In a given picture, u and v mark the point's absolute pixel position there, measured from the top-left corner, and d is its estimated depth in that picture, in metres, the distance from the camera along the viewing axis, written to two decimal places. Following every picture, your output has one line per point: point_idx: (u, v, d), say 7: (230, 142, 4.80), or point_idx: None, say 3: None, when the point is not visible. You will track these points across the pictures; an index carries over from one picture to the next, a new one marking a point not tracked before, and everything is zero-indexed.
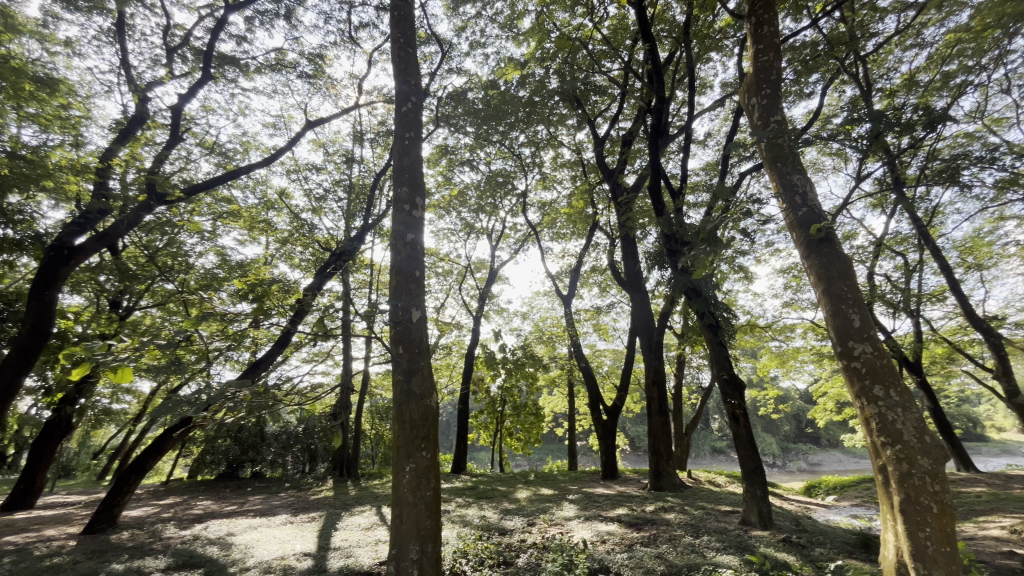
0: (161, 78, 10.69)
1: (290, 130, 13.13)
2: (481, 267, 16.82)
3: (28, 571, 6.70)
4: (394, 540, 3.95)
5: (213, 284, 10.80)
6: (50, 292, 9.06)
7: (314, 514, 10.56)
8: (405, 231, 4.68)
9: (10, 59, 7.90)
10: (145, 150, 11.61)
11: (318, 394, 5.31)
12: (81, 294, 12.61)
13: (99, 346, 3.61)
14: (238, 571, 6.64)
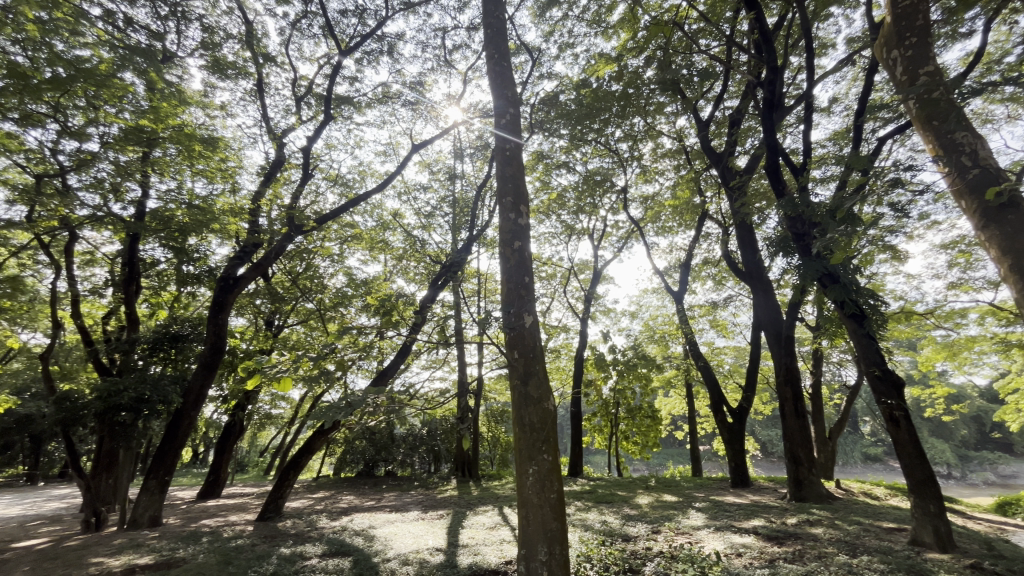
0: (293, 125, 12.29)
1: (399, 155, 14.24)
2: (585, 268, 16.63)
3: (220, 551, 8.03)
4: (522, 541, 4.03)
5: (344, 301, 12.06)
6: (222, 316, 10.77)
7: (441, 511, 11.22)
8: (512, 239, 4.77)
9: (184, 128, 9.62)
10: (284, 188, 13.39)
11: (442, 398, 5.65)
12: (244, 316, 14.87)
13: (267, 361, 4.28)
14: (381, 562, 7.29)
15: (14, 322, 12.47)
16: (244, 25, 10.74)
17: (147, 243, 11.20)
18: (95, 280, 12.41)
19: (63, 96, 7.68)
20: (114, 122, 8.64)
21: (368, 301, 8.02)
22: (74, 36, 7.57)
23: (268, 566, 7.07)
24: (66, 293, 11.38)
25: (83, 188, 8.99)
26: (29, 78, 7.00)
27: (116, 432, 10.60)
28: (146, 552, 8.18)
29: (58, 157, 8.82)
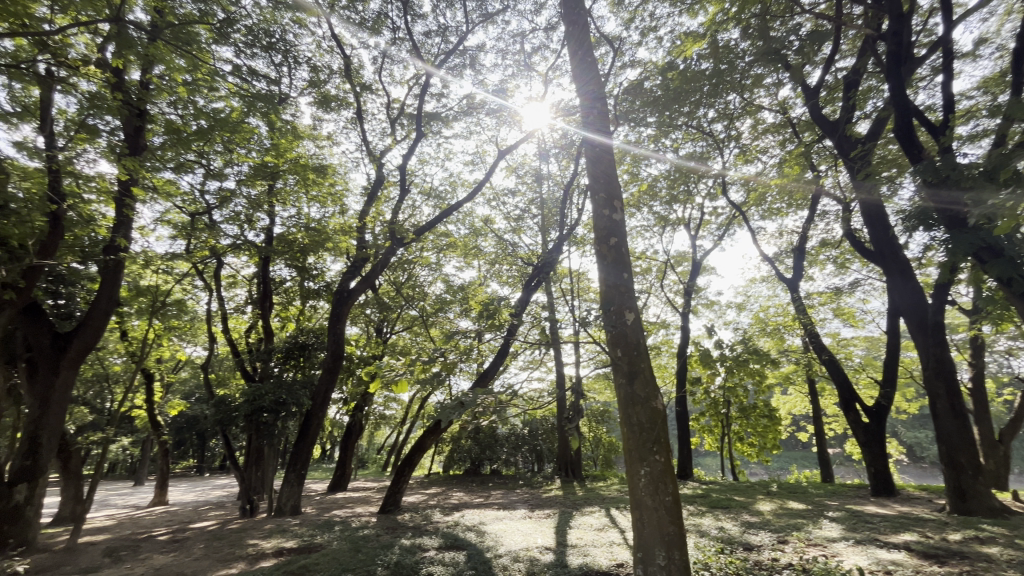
0: (390, 145, 13.21)
1: (486, 163, 14.64)
2: (683, 260, 15.78)
3: (350, 539, 8.85)
4: (639, 543, 3.92)
5: (444, 307, 12.66)
6: (340, 326, 11.85)
7: (548, 510, 11.30)
8: (608, 235, 4.68)
9: (300, 160, 10.78)
10: (385, 205, 14.43)
11: (545, 399, 5.70)
12: (358, 325, 16.23)
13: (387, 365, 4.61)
14: (493, 557, 7.52)
15: (181, 338, 14.79)
16: (343, 60, 11.79)
17: (276, 265, 12.68)
18: (238, 300, 14.33)
19: (206, 144, 9.00)
20: (245, 161, 9.92)
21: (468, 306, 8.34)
22: (211, 92, 8.83)
23: (392, 555, 7.65)
24: (217, 312, 13.28)
25: (225, 221, 10.45)
26: (182, 133, 8.32)
27: (261, 431, 12.07)
28: (291, 537, 9.28)
29: (205, 196, 10.35)
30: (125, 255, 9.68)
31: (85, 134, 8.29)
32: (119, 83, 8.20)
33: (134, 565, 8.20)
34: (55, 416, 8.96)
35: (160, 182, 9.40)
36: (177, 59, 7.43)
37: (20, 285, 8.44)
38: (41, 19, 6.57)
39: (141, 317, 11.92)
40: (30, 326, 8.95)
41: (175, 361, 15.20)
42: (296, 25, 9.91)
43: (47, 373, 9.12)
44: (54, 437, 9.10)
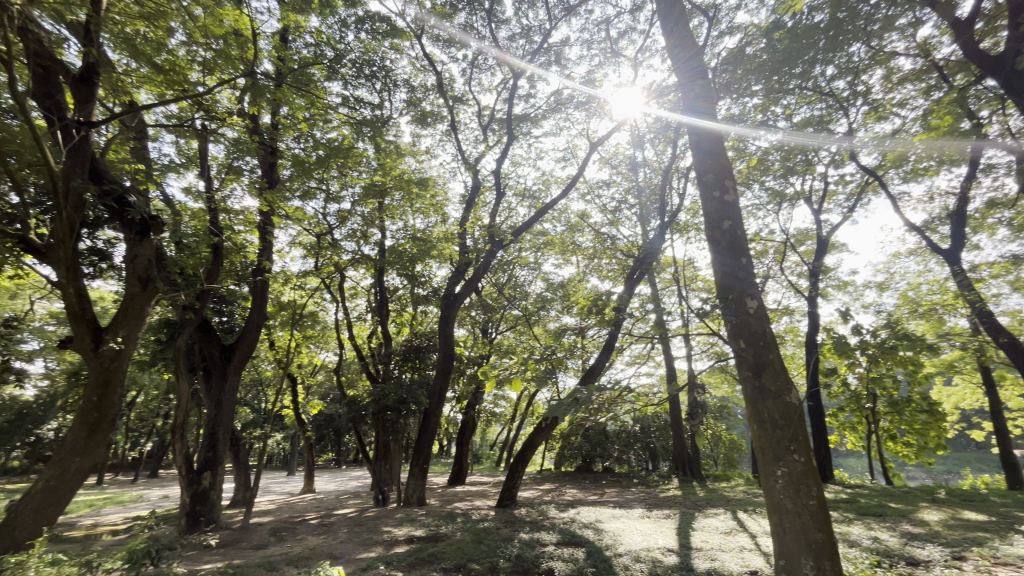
0: (483, 152, 13.66)
1: (579, 157, 14.47)
2: (805, 238, 14.17)
3: (472, 531, 9.30)
4: (780, 549, 3.59)
5: (546, 305, 12.74)
6: (449, 328, 12.51)
7: (668, 511, 10.85)
8: (720, 218, 4.37)
9: (404, 176, 11.57)
10: (483, 210, 14.93)
11: (658, 395, 5.45)
12: (465, 327, 16.98)
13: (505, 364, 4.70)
14: (613, 556, 7.40)
15: (316, 345, 16.67)
16: (435, 77, 12.43)
17: (389, 274, 13.72)
18: (360, 309, 15.77)
19: (325, 172, 10.03)
20: (358, 183, 10.90)
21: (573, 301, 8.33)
22: (326, 125, 9.82)
23: (512, 548, 7.88)
24: (344, 320, 14.75)
25: (345, 239, 11.56)
26: (305, 164, 9.36)
27: (387, 428, 13.16)
28: (419, 526, 10.00)
29: (327, 218, 11.55)
30: (269, 276, 11.14)
31: (232, 175, 9.71)
32: (255, 127, 9.48)
33: (293, 544, 9.43)
34: (228, 415, 10.66)
35: (291, 209, 10.69)
36: (298, 99, 8.39)
37: (196, 307, 10.14)
38: (196, 83, 7.81)
39: (284, 329, 13.66)
40: (204, 340, 10.73)
41: (312, 366, 17.18)
42: (393, 51, 10.65)
43: (220, 379, 10.86)
44: (228, 432, 10.81)
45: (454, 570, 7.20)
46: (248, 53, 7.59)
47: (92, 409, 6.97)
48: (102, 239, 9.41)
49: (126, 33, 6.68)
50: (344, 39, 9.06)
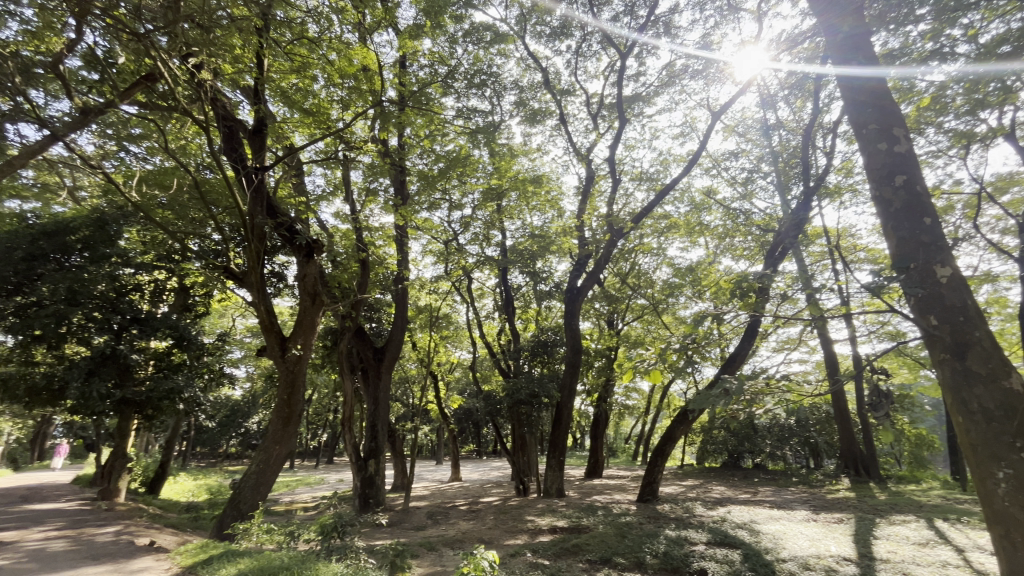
0: (595, 141, 13.42)
1: (699, 129, 13.42)
2: (1008, 184, 11.36)
3: (615, 524, 9.19)
4: (1009, 569, 2.92)
5: (675, 291, 12.03)
6: (574, 321, 12.54)
7: (839, 514, 9.56)
8: (891, 175, 3.68)
9: (518, 176, 11.84)
10: (599, 199, 14.64)
11: (818, 383, 4.81)
12: (590, 320, 16.85)
13: (638, 355, 4.55)
14: (776, 561, 6.75)
15: (452, 345, 17.90)
16: (541, 74, 12.51)
17: (512, 273, 14.16)
18: (487, 308, 16.53)
19: (447, 182, 10.70)
20: (477, 189, 11.44)
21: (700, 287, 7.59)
22: (444, 138, 10.46)
23: (659, 545, 7.59)
24: (474, 320, 15.60)
25: (469, 243, 12.22)
26: (429, 177, 10.07)
27: (523, 421, 13.60)
28: (561, 517, 10.18)
29: (452, 225, 12.33)
30: (406, 283, 12.25)
31: (371, 196, 10.86)
32: (385, 151, 10.49)
33: (448, 527, 10.26)
34: (384, 409, 11.97)
35: (421, 221, 11.60)
36: (419, 118, 9.05)
37: (351, 315, 11.55)
38: (336, 119, 8.85)
39: (423, 331, 14.93)
40: (360, 344, 12.18)
41: (450, 364, 18.49)
42: (500, 56, 10.95)
43: (375, 378, 12.24)
44: (385, 425, 12.14)
45: (600, 562, 7.19)
46: (375, 84, 8.39)
47: (284, 406, 8.35)
48: (278, 263, 11.19)
49: (282, 87, 7.83)
50: (455, 54, 9.55)
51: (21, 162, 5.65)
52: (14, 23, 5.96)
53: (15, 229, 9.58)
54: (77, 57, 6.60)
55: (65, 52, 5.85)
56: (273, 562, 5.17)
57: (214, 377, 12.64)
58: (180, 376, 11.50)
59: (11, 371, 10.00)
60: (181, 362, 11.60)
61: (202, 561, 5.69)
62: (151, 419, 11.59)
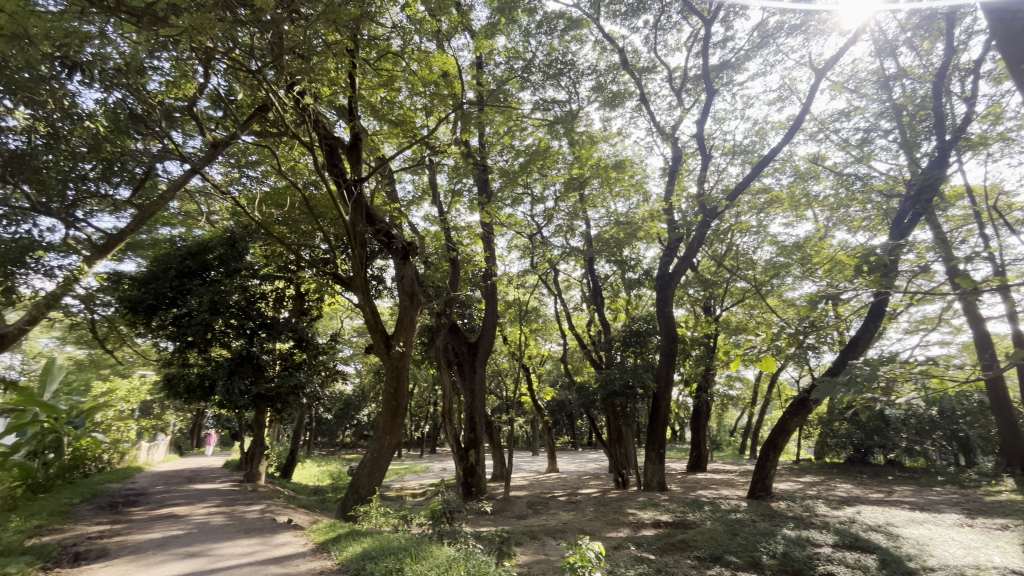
0: (680, 117, 12.70)
1: (799, 91, 12.13)
2: None
3: (724, 521, 8.70)
4: None
5: (781, 271, 11.06)
6: (667, 308, 12.04)
7: (1002, 521, 8.19)
8: None
9: (600, 163, 11.57)
10: (688, 179, 13.85)
11: (973, 368, 4.13)
12: (685, 307, 16.06)
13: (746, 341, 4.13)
14: (923, 570, 5.98)
15: (542, 337, 18.04)
16: (619, 55, 12.07)
17: (598, 263, 13.88)
18: (575, 300, 16.40)
19: (528, 177, 10.75)
20: (558, 180, 11.35)
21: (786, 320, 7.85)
22: (523, 133, 10.50)
23: (777, 545, 7.05)
24: (563, 312, 15.58)
25: (554, 235, 12.20)
26: (511, 173, 10.18)
27: (618, 413, 13.33)
28: (664, 511, 9.85)
29: (535, 219, 12.39)
30: (495, 278, 12.55)
31: (456, 197, 11.27)
32: (468, 152, 10.80)
33: (548, 517, 10.41)
34: (481, 402, 12.39)
35: (505, 217, 11.79)
36: (497, 116, 9.18)
37: (446, 312, 12.10)
38: (420, 126, 9.24)
39: (513, 325, 15.19)
40: (455, 340, 12.71)
41: (541, 356, 18.68)
42: (575, 42, 10.74)
43: (471, 372, 12.70)
44: (482, 417, 12.56)
45: (711, 560, 6.85)
46: (454, 88, 8.63)
47: (391, 399, 8.98)
48: (377, 268, 12.04)
49: (372, 103, 8.36)
50: (529, 48, 9.53)
51: (170, 195, 6.62)
52: (157, 76, 6.96)
53: (168, 252, 11.28)
54: (205, 98, 7.61)
55: (197, 95, 6.73)
56: (392, 542, 5.60)
57: (329, 373, 13.95)
58: (302, 373, 12.85)
59: (173, 373, 11.82)
60: (302, 361, 12.94)
61: (332, 538, 6.33)
62: (281, 412, 13.09)
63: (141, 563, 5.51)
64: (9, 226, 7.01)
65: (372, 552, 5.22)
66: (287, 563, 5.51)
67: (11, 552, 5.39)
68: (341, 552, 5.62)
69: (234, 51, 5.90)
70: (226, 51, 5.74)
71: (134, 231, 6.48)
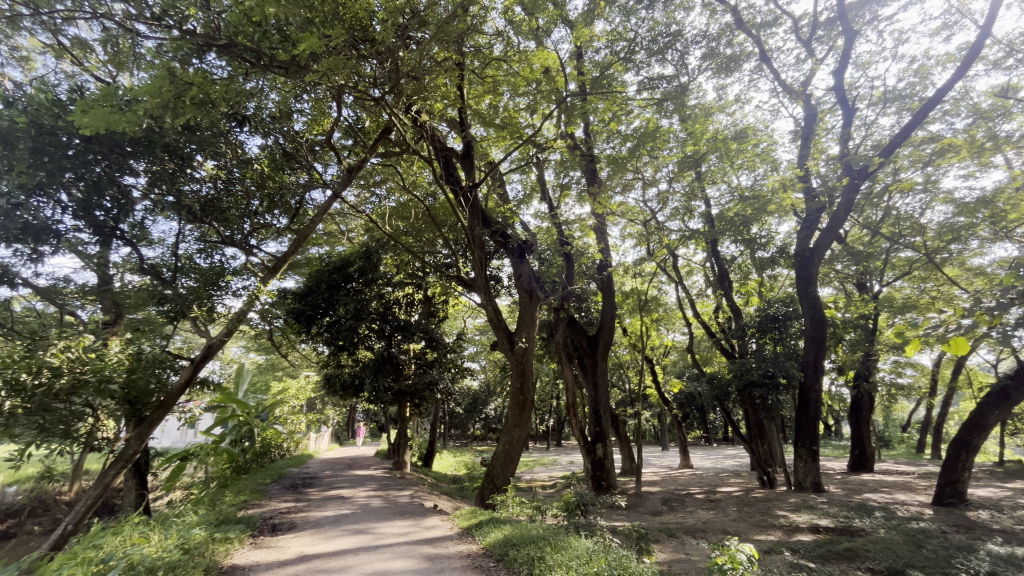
0: (812, 70, 11.19)
1: (974, 12, 9.90)
2: None
3: (903, 530, 7.49)
4: None
5: (961, 234, 9.18)
6: (811, 287, 11.11)
7: None
8: None
9: (717, 136, 10.66)
10: (827, 138, 12.14)
11: None
12: (833, 284, 14.13)
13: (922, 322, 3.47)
14: None
15: (664, 327, 17.24)
16: (732, 14, 11.00)
17: (722, 244, 12.80)
18: (699, 286, 15.35)
19: (638, 161, 10.31)
20: (670, 161, 10.72)
21: (976, 283, 7.96)
22: (629, 116, 10.10)
23: (980, 562, 5.89)
24: (685, 299, 14.69)
25: (670, 219, 11.55)
26: (619, 160, 9.85)
27: (758, 406, 12.19)
28: (823, 515, 8.78)
29: (649, 204, 11.82)
30: (610, 269, 12.28)
31: (565, 191, 11.25)
32: (574, 144, 10.71)
33: (685, 515, 9.93)
34: (605, 395, 12.21)
35: (616, 205, 11.47)
36: (601, 104, 8.96)
37: (563, 307, 12.17)
38: (526, 126, 9.36)
39: (633, 315, 14.71)
40: (574, 333, 12.73)
41: (664, 347, 17.88)
42: (680, 10, 10.01)
43: (592, 365, 12.59)
44: (607, 410, 12.36)
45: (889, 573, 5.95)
46: (557, 82, 8.61)
47: (518, 393, 9.27)
48: (493, 268, 12.55)
49: (479, 110, 8.71)
50: (630, 26, 9.11)
51: (318, 218, 7.57)
52: (300, 116, 7.98)
53: (318, 269, 12.98)
54: (340, 129, 8.58)
55: (332, 128, 7.65)
56: (530, 531, 5.79)
57: (458, 370, 14.89)
58: (435, 370, 13.88)
59: (330, 373, 13.54)
60: (434, 359, 13.94)
61: (475, 524, 6.75)
62: (420, 406, 14.28)
63: (321, 537, 6.45)
64: (205, 256, 8.52)
65: (513, 540, 5.46)
66: (438, 545, 6.02)
67: (229, 520, 6.67)
68: (484, 537, 5.97)
69: (359, 84, 6.53)
70: (355, 85, 6.39)
71: (294, 253, 7.55)
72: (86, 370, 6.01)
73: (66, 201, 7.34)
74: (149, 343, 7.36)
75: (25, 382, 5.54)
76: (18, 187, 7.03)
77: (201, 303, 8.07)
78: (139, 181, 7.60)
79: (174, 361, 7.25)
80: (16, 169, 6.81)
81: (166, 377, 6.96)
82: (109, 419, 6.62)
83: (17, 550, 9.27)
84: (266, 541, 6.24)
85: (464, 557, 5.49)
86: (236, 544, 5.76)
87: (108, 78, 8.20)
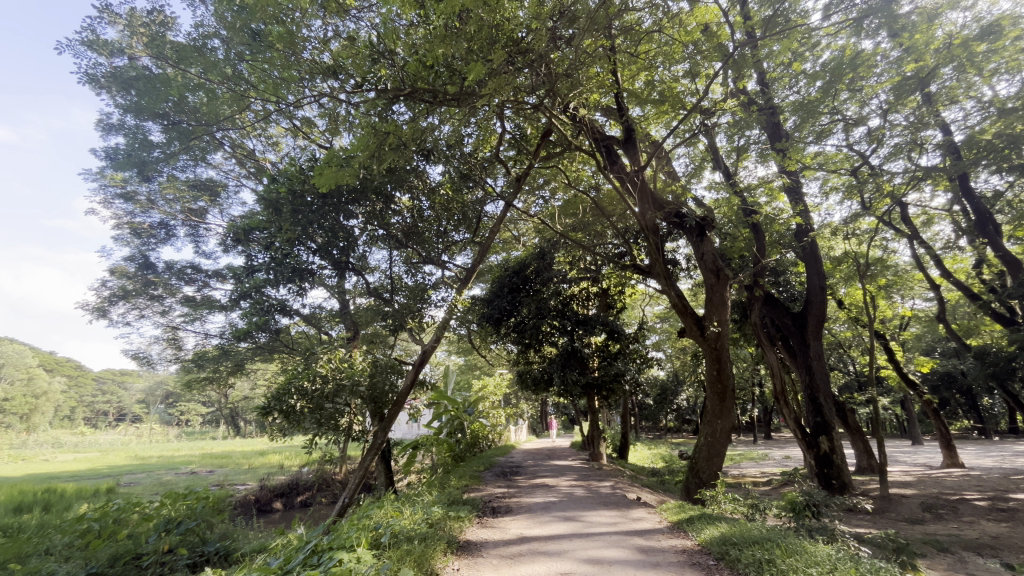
0: None
1: None
2: None
3: None
4: None
5: None
6: None
7: None
8: None
9: (951, 42, 8.26)
10: None
11: None
12: None
13: None
14: None
15: (898, 294, 13.98)
16: None
17: (975, 179, 9.83)
18: (945, 237, 12.05)
19: (834, 101, 8.63)
20: (881, 89, 8.68)
21: None
22: (815, 49, 8.52)
23: None
24: (926, 256, 11.68)
25: (890, 160, 9.35)
26: (808, 104, 8.39)
27: None
28: None
29: (857, 147, 9.78)
30: (813, 233, 10.52)
31: (742, 153, 10.03)
32: (748, 100, 9.48)
33: (962, 526, 7.88)
34: (823, 379, 10.49)
35: (811, 157, 9.78)
36: (777, 46, 7.75)
37: (757, 284, 10.85)
38: (688, 94, 8.64)
39: (851, 284, 12.32)
40: (775, 311, 11.23)
41: (902, 318, 14.49)
42: None
43: (803, 346, 10.98)
44: (829, 397, 10.56)
45: None
46: (719, 37, 7.73)
47: (716, 382, 8.59)
48: (669, 250, 11.87)
49: (635, 90, 8.34)
50: None
51: (496, 228, 8.16)
52: (470, 138, 8.71)
53: (501, 275, 14.09)
54: (504, 143, 9.16)
55: (498, 143, 8.20)
56: (752, 530, 5.30)
57: (645, 360, 14.47)
58: (620, 362, 13.69)
59: (522, 370, 14.55)
60: (618, 351, 13.75)
61: (686, 519, 6.46)
62: (609, 399, 14.27)
63: (536, 521, 6.97)
64: (411, 275, 9.89)
65: (733, 538, 5.07)
66: (649, 537, 5.94)
67: (457, 502, 7.68)
68: (698, 534, 5.68)
69: (517, 95, 6.86)
70: (513, 99, 6.75)
71: (479, 264, 8.25)
72: (343, 376, 7.57)
73: (314, 247, 9.34)
74: (381, 352, 8.92)
75: (307, 388, 7.26)
76: (285, 241, 9.16)
77: (413, 315, 9.48)
78: (358, 222, 9.33)
79: (399, 365, 8.62)
80: (285, 227, 9.01)
81: (395, 381, 8.27)
82: (360, 414, 8.19)
83: (316, 515, 12.22)
84: (491, 521, 6.98)
85: (680, 552, 5.30)
86: (467, 522, 6.59)
87: (327, 143, 10.25)
